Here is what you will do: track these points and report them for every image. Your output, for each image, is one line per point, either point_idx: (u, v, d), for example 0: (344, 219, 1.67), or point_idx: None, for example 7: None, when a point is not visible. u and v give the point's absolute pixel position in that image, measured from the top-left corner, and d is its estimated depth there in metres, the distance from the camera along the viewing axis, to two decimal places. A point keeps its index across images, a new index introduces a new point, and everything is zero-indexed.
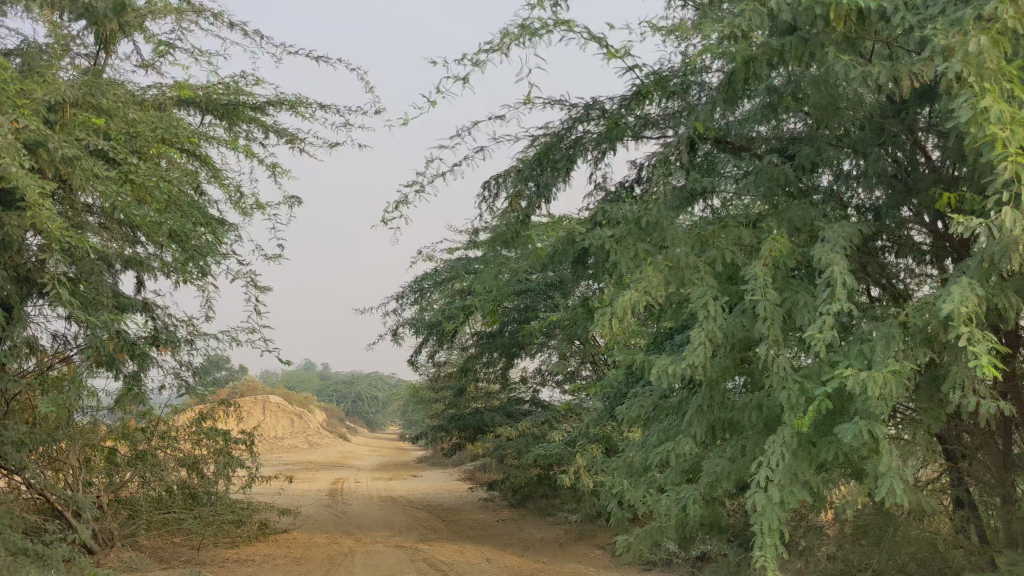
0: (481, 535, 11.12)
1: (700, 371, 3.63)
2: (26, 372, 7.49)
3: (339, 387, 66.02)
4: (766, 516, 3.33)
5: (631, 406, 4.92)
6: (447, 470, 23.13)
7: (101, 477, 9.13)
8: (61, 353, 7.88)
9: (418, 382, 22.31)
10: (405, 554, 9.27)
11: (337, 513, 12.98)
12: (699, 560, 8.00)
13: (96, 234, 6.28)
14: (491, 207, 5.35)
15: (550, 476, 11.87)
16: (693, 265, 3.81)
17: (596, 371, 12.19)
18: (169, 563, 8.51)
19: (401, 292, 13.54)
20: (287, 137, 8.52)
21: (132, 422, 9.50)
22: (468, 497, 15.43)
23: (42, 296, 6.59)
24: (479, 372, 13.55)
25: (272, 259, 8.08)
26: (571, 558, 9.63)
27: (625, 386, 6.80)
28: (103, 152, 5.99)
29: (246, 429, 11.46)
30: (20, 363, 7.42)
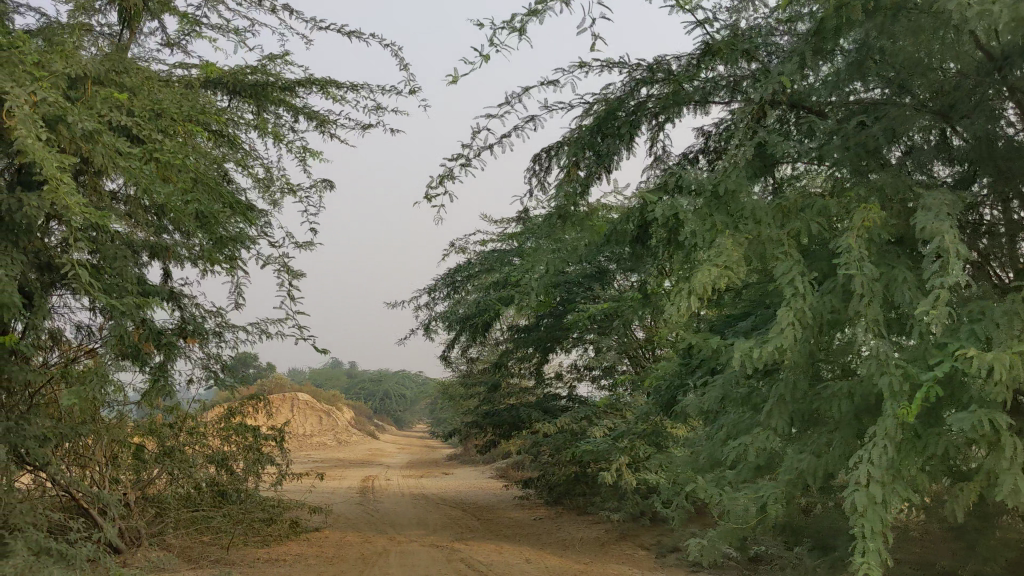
0: (518, 534, 10.75)
1: (788, 355, 3.24)
2: (49, 365, 7.31)
3: (368, 385, 65.93)
4: (869, 517, 2.94)
5: (695, 397, 4.53)
6: (478, 468, 22.77)
7: (128, 474, 8.84)
8: (85, 346, 7.65)
9: (449, 379, 22.01)
10: (442, 554, 8.92)
11: (369, 511, 12.65)
12: (754, 562, 7.58)
13: (120, 218, 5.94)
14: (542, 181, 4.97)
15: (589, 473, 11.48)
16: (777, 237, 3.42)
17: (636, 365, 11.79)
18: (198, 563, 8.18)
19: (433, 285, 13.19)
20: (318, 121, 8.19)
21: (159, 418, 9.21)
22: (502, 495, 15.07)
23: (64, 285, 6.28)
24: (514, 367, 13.18)
25: (304, 245, 7.75)
26: (614, 559, 9.24)
27: (677, 379, 6.41)
28: (129, 131, 5.67)
29: (275, 425, 11.15)
30: (41, 354, 7.26)
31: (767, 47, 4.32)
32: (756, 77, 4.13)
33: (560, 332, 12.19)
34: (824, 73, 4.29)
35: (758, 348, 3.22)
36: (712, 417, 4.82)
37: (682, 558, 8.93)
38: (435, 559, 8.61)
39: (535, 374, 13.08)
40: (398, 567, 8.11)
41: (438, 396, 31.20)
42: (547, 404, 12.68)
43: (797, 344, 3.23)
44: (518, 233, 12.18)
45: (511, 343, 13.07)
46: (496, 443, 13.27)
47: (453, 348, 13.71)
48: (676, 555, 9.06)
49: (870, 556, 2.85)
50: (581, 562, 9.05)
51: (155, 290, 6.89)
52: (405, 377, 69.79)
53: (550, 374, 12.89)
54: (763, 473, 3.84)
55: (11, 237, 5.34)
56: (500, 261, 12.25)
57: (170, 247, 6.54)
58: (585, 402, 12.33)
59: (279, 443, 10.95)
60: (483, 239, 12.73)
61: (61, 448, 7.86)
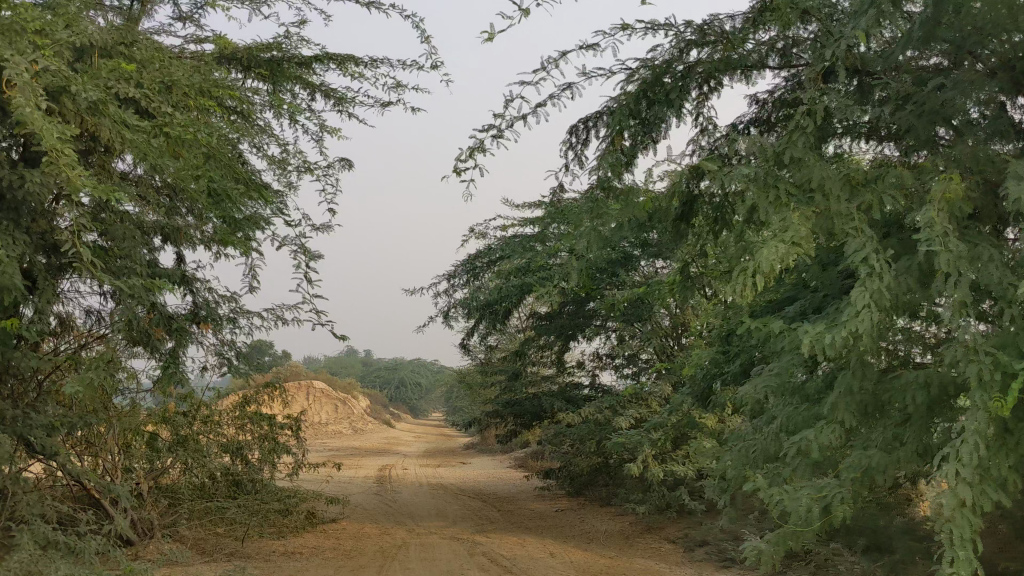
0: (541, 527, 10.45)
1: (862, 341, 2.93)
2: (59, 351, 7.08)
3: (383, 373, 65.84)
4: (957, 522, 2.61)
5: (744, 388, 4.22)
6: (496, 458, 22.53)
7: (141, 463, 8.60)
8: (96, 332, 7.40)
9: (467, 367, 21.74)
10: (463, 547, 8.63)
11: (387, 502, 12.39)
12: None
13: (129, 197, 5.63)
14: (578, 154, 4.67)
15: (612, 464, 11.17)
16: (847, 212, 3.11)
17: (661, 354, 11.46)
18: (212, 556, 7.86)
19: (452, 272, 12.89)
20: (335, 99, 7.89)
21: (172, 406, 8.96)
22: (522, 486, 14.78)
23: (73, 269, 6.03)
24: (535, 355, 12.89)
25: (321, 227, 7.46)
26: (640, 553, 8.92)
27: (714, 368, 6.08)
28: (138, 105, 5.36)
29: (292, 414, 10.89)
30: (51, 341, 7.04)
31: (825, 8, 3.99)
32: (816, 40, 3.81)
33: (583, 319, 11.88)
34: (888, 36, 3.96)
35: (829, 333, 2.91)
36: (759, 408, 4.51)
37: (711, 552, 8.62)
38: (457, 553, 8.32)
39: (557, 363, 12.77)
40: (419, 561, 7.81)
41: (454, 385, 30.97)
42: (569, 393, 12.37)
43: (872, 329, 2.91)
44: (540, 219, 11.86)
45: (531, 330, 12.77)
46: (517, 434, 12.99)
47: (472, 337, 13.42)
48: (705, 549, 8.75)
49: (962, 566, 2.53)
50: (607, 556, 8.74)
51: (166, 273, 6.64)
52: (420, 365, 69.70)
53: (572, 362, 12.59)
54: (822, 469, 3.54)
55: (14, 216, 5.05)
56: (521, 246, 11.93)
57: (182, 229, 6.25)
58: (609, 392, 12.02)
59: (295, 433, 10.70)
60: (504, 224, 12.41)
61: (71, 437, 7.60)
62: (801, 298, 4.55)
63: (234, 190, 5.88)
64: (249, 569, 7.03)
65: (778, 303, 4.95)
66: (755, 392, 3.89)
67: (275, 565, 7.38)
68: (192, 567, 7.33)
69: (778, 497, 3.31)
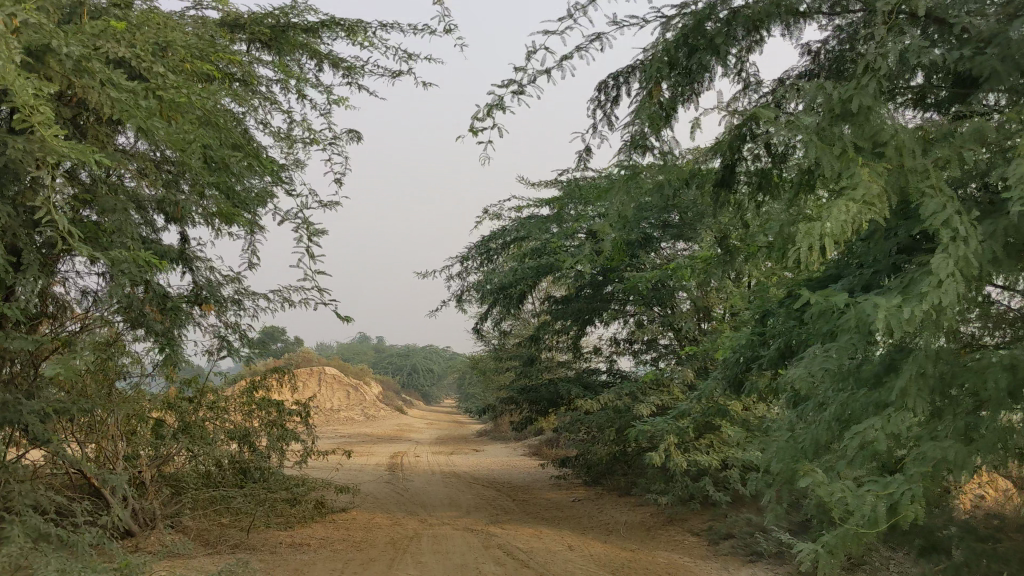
0: (558, 517, 10.09)
1: (943, 315, 2.55)
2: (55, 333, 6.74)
3: (396, 360, 65.63)
4: None
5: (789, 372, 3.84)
6: (510, 445, 22.18)
7: (145, 451, 8.27)
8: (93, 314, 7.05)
9: (480, 353, 21.37)
10: (478, 539, 8.25)
11: (399, 491, 12.04)
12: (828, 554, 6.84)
13: (122, 167, 5.24)
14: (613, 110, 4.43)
15: (631, 452, 10.80)
16: (923, 167, 2.72)
17: (682, 339, 11.07)
18: (215, 547, 7.48)
19: (465, 254, 12.50)
20: (344, 69, 7.50)
21: (176, 391, 8.62)
22: (537, 474, 14.43)
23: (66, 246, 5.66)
24: (550, 340, 12.50)
25: (329, 203, 7.11)
26: (662, 546, 8.57)
27: (746, 351, 5.70)
28: (131, 68, 4.95)
29: (301, 400, 10.55)
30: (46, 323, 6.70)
31: None
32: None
33: (601, 302, 11.49)
34: None
35: (905, 305, 2.53)
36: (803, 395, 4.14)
37: (736, 546, 8.27)
38: (472, 545, 7.94)
39: (573, 348, 12.40)
40: (432, 554, 7.44)
41: (466, 369, 30.62)
42: (586, 379, 12.00)
43: (956, 301, 2.52)
44: (557, 199, 11.46)
45: (547, 315, 12.39)
46: (532, 420, 12.62)
47: (486, 321, 13.05)
48: (730, 542, 8.40)
49: None
50: (629, 549, 8.36)
51: (165, 253, 6.30)
52: (432, 351, 69.50)
53: (589, 347, 12.21)
54: (883, 463, 3.16)
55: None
56: (538, 227, 11.54)
57: (180, 202, 5.90)
58: (627, 378, 11.64)
59: (304, 419, 10.37)
60: (519, 204, 12.01)
61: (67, 424, 7.27)
62: (848, 274, 4.17)
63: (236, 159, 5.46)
64: (253, 562, 6.70)
65: (820, 281, 4.56)
66: (804, 376, 3.52)
67: (279, 558, 7.03)
68: (194, 560, 7.00)
69: (837, 493, 2.93)
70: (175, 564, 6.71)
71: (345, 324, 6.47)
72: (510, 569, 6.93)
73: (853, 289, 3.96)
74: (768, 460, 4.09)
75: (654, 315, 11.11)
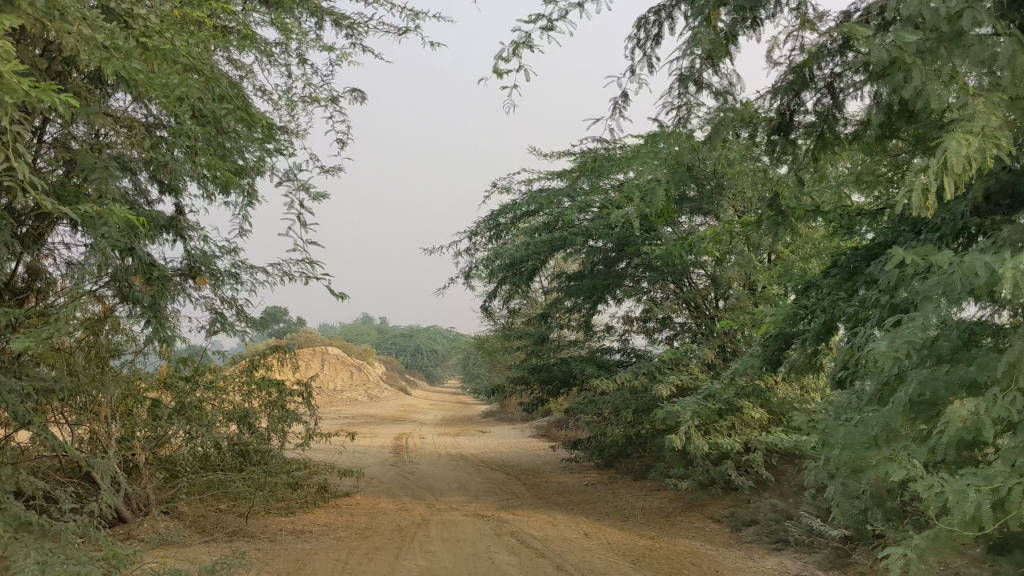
0: (570, 502, 9.69)
1: None
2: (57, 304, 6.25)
3: (400, 340, 65.40)
4: None
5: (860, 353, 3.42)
6: (517, 427, 21.78)
7: (141, 433, 7.89)
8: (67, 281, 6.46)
9: (485, 333, 20.96)
10: (488, 526, 7.83)
11: (405, 474, 11.64)
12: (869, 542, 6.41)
13: (103, 122, 4.77)
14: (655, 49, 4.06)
15: (646, 435, 10.38)
16: None
17: (699, 316, 10.66)
18: (211, 535, 7.06)
19: (473, 229, 12.04)
20: (347, 25, 7.04)
21: (171, 368, 8.19)
22: (545, 456, 14.02)
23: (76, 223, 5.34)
24: (560, 317, 12.09)
25: (333, 169, 6.70)
26: (681, 533, 8.15)
27: (785, 328, 5.24)
28: (112, 11, 4.45)
29: (302, 380, 10.13)
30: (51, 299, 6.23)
31: None
32: None
33: (615, 279, 11.02)
34: None
35: None
36: (868, 374, 3.66)
37: (761, 533, 7.85)
38: (483, 533, 7.50)
39: (584, 327, 11.95)
40: (441, 543, 7.00)
41: (470, 348, 30.25)
42: (599, 358, 11.56)
43: None
44: (570, 171, 11.00)
45: (557, 291, 11.96)
46: (542, 401, 12.22)
47: (494, 299, 12.59)
48: (754, 529, 7.97)
49: None
50: (647, 537, 7.94)
51: (153, 221, 5.87)
52: (435, 332, 69.34)
53: (600, 325, 11.79)
54: (975, 450, 2.72)
55: None
56: (549, 201, 11.08)
57: (170, 165, 5.49)
58: (643, 358, 11.20)
59: (306, 399, 9.96)
60: (529, 177, 11.57)
61: (54, 404, 6.84)
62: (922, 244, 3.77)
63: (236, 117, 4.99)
64: (251, 552, 6.27)
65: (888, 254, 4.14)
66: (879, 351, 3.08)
67: (279, 546, 6.63)
68: (188, 549, 6.56)
69: (935, 488, 2.48)
70: (167, 554, 6.28)
71: (342, 302, 6.66)
72: (525, 560, 6.51)
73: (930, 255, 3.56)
74: (829, 448, 3.63)
75: (670, 292, 10.67)
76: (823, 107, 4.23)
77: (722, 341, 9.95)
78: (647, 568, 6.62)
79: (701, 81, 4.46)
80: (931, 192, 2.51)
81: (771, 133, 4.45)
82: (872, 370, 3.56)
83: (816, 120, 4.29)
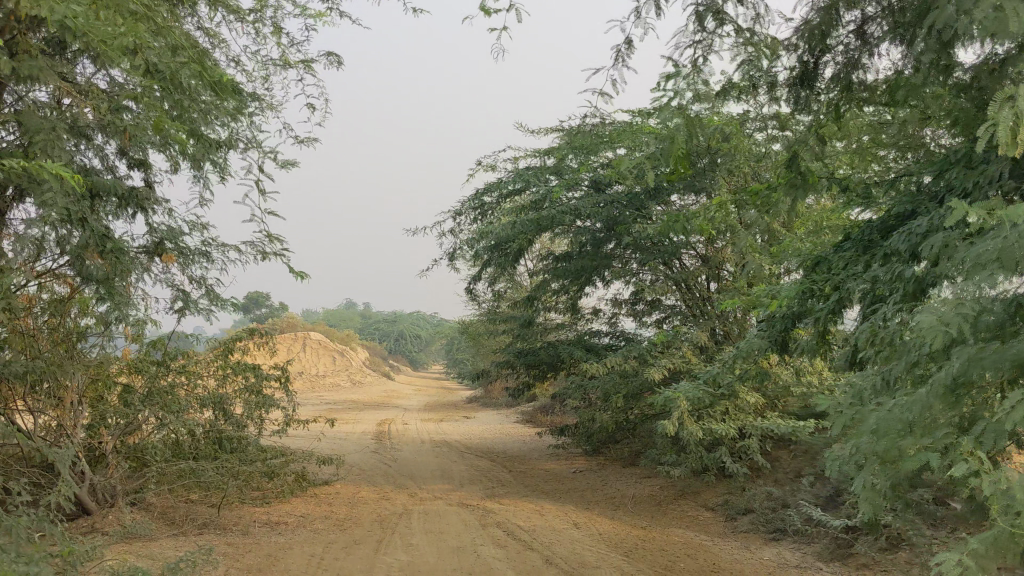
0: (558, 490, 9.35)
1: None
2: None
3: (383, 326, 65.02)
4: None
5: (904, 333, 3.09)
6: (503, 412, 21.50)
7: (109, 419, 7.48)
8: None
9: (469, 317, 20.62)
10: (474, 517, 7.47)
11: (387, 462, 11.27)
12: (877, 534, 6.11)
13: (49, 80, 4.36)
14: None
15: (636, 420, 10.05)
16: None
17: (692, 297, 10.34)
18: (180, 527, 6.69)
19: (457, 209, 11.64)
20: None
21: (139, 352, 7.78)
22: (532, 442, 13.69)
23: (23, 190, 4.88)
24: (547, 299, 11.74)
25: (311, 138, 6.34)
26: (675, 523, 7.82)
27: (794, 306, 4.90)
28: None
29: (279, 364, 9.73)
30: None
31: None
32: None
33: (603, 260, 10.63)
34: None
35: None
36: (899, 353, 3.31)
37: (756, 522, 7.53)
38: (467, 523, 7.15)
39: (571, 309, 11.60)
40: (423, 534, 6.63)
41: (454, 332, 29.89)
42: (587, 341, 11.22)
43: None
44: (558, 149, 10.63)
45: (544, 273, 11.60)
46: (529, 385, 11.88)
47: (479, 281, 12.22)
48: (749, 518, 7.65)
49: None
50: (638, 526, 7.60)
51: (106, 188, 5.46)
52: (418, 319, 69.12)
53: (588, 308, 11.45)
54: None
55: None
56: (535, 178, 10.71)
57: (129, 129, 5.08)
58: (632, 341, 10.87)
59: (284, 384, 9.57)
60: (515, 155, 11.18)
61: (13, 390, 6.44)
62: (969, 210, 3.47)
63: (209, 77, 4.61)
64: (220, 547, 5.88)
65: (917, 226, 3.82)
66: (922, 324, 2.73)
67: (253, 539, 6.26)
68: (156, 543, 6.19)
69: (1000, 484, 2.14)
70: (131, 549, 5.89)
71: (302, 281, 6.49)
72: (512, 553, 6.15)
73: (972, 222, 3.23)
74: (853, 435, 3.28)
75: (660, 273, 10.32)
76: (850, 53, 4.01)
77: (713, 324, 9.62)
78: (642, 561, 6.27)
79: (719, 18, 4.14)
80: (1012, 125, 2.17)
81: (792, 82, 4.22)
82: (906, 349, 3.21)
83: (841, 71, 4.07)
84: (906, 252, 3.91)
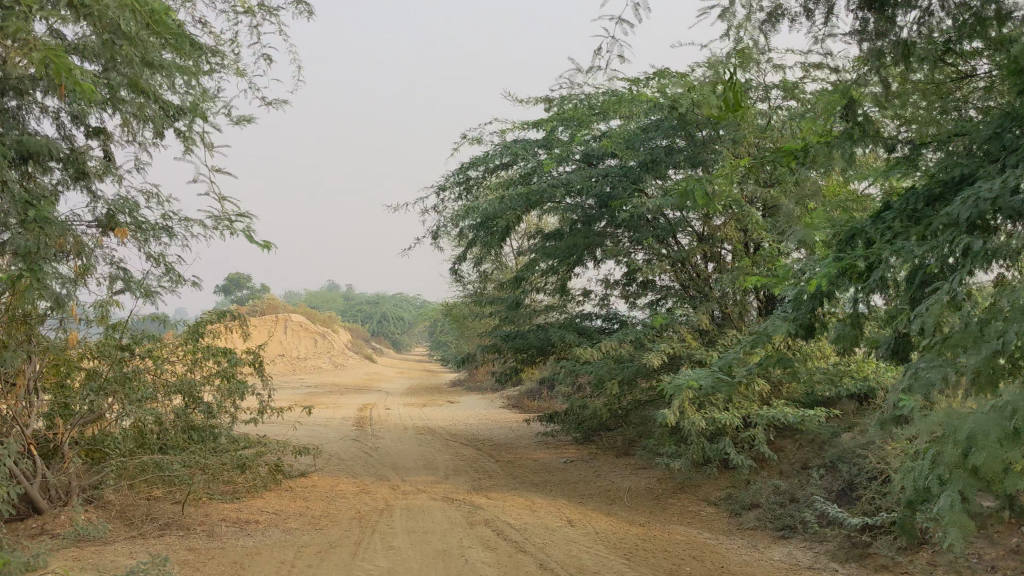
0: (548, 482, 8.82)
1: None
2: None
3: (366, 308, 64.40)
4: None
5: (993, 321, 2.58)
6: (487, 396, 21.00)
7: (63, 410, 6.87)
8: None
9: (452, 300, 20.06)
10: (460, 513, 6.92)
11: (367, 451, 10.71)
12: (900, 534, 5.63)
13: None
14: None
15: (629, 407, 9.53)
16: None
17: (687, 278, 9.83)
18: (139, 528, 6.11)
19: (441, 184, 11.04)
20: None
21: (97, 336, 7.15)
22: (519, 430, 13.17)
23: None
24: (534, 280, 11.21)
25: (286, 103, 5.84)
26: (676, 519, 7.31)
27: (822, 286, 4.37)
28: None
29: (252, 348, 9.14)
30: None
31: None
32: None
33: (594, 239, 10.10)
34: None
35: None
36: (982, 344, 2.83)
37: (763, 518, 7.04)
38: (454, 521, 6.60)
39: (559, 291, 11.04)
40: (407, 535, 6.08)
41: (436, 312, 29.21)
42: (578, 324, 10.69)
43: None
44: (546, 120, 10.05)
45: (531, 253, 11.05)
46: (516, 370, 11.33)
47: (463, 261, 11.64)
48: (755, 514, 7.16)
49: None
50: (637, 523, 7.07)
51: (39, 151, 4.83)
52: (400, 301, 68.51)
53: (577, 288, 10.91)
54: None
55: None
56: (523, 151, 10.13)
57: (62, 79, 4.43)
58: (624, 324, 10.35)
59: (258, 369, 8.98)
60: (503, 127, 10.60)
61: None
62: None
63: (154, 24, 4.02)
64: (179, 553, 5.30)
65: (987, 192, 3.30)
66: None
67: (217, 542, 5.69)
68: (110, 546, 5.61)
69: None
70: (78, 555, 5.27)
71: (267, 252, 6.19)
72: (502, 556, 5.62)
73: None
74: (926, 442, 2.76)
75: (655, 252, 9.76)
76: None
77: (712, 306, 9.11)
78: (643, 564, 5.74)
79: None
80: None
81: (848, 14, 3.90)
82: (995, 342, 2.73)
83: None
84: (963, 221, 3.41)
